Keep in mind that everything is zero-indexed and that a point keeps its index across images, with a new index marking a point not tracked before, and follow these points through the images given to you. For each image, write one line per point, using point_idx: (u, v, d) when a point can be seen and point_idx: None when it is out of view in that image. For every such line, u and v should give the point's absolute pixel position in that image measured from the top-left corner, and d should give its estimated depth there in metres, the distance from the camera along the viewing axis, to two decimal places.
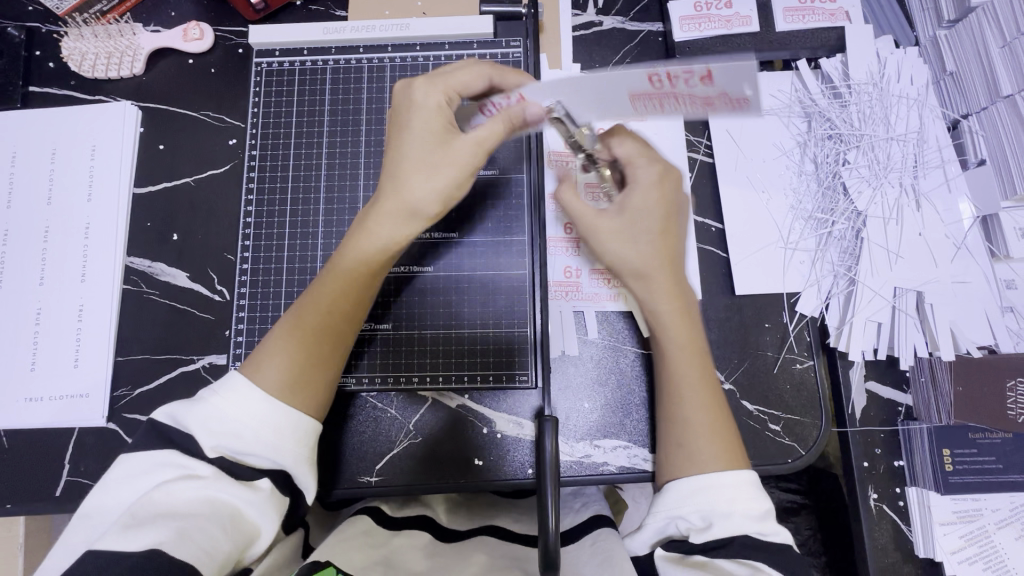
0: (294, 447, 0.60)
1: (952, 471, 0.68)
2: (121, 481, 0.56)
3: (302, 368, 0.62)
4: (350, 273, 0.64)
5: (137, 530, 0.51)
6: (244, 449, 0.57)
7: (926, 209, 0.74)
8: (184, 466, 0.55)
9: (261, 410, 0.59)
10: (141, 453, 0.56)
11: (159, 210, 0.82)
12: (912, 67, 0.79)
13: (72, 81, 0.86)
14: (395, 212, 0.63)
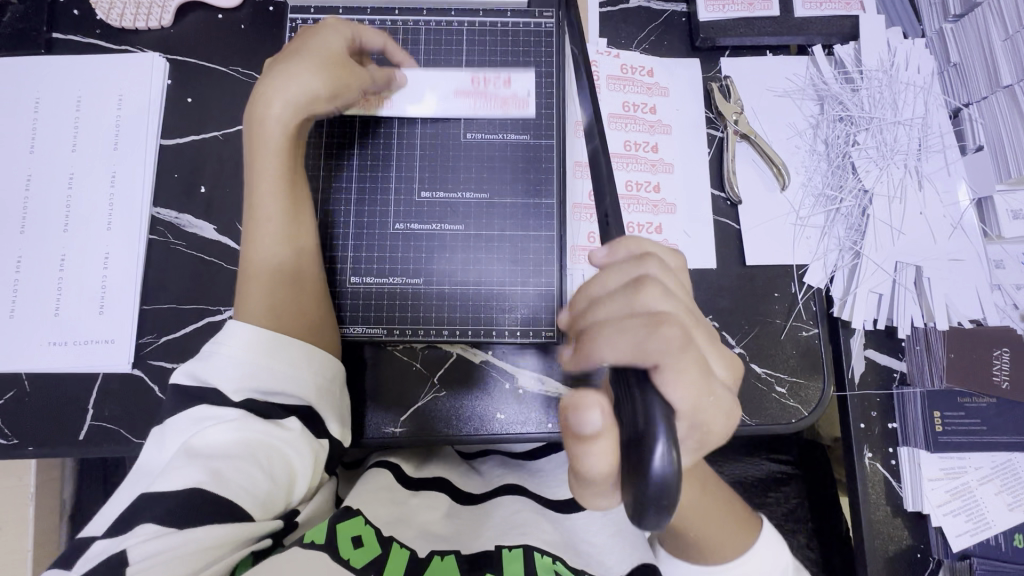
0: (314, 380, 0.62)
1: (941, 432, 0.74)
2: (156, 440, 0.56)
3: (271, 296, 0.67)
4: (273, 185, 0.69)
5: (179, 471, 0.52)
6: (266, 390, 0.59)
7: (927, 189, 0.80)
8: (209, 416, 0.56)
9: (293, 354, 0.61)
10: (167, 417, 0.57)
11: (186, 162, 0.82)
12: (918, 57, 0.83)
13: (97, 29, 0.85)
14: (298, 114, 0.68)
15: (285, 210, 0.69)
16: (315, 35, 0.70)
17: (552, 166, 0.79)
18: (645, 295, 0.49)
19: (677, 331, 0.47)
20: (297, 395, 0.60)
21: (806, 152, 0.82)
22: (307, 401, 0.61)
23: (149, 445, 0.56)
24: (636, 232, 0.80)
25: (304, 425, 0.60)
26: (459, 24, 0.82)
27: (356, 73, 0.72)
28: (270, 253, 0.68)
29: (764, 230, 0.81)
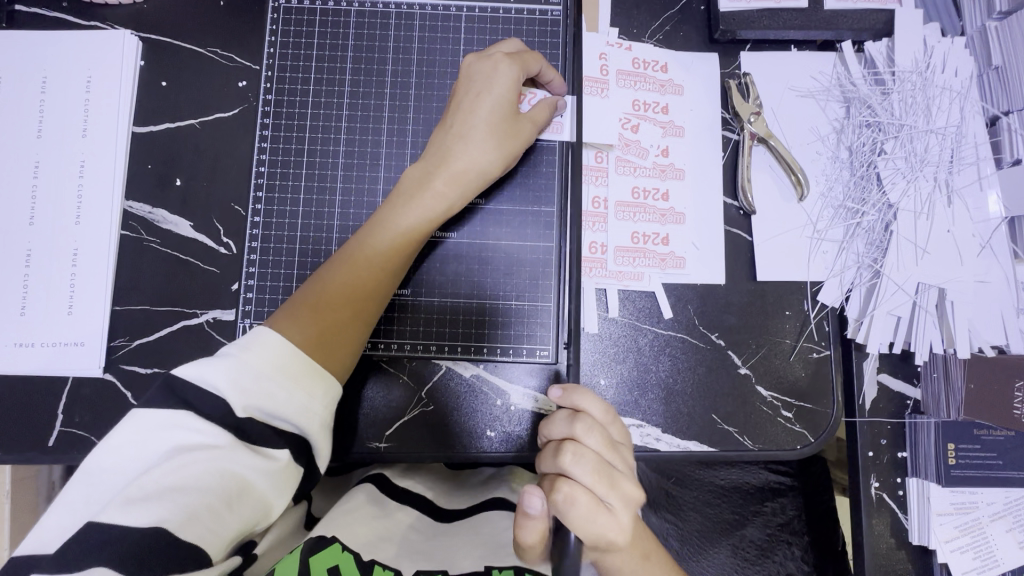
0: (321, 412, 0.57)
1: (955, 466, 0.70)
2: (129, 444, 0.51)
3: (336, 323, 0.62)
4: (411, 231, 0.65)
5: (144, 503, 0.48)
6: (273, 412, 0.55)
7: (957, 205, 0.74)
8: (199, 433, 0.52)
9: (301, 373, 0.56)
10: (151, 413, 0.52)
11: (159, 152, 0.77)
12: (956, 59, 0.76)
13: (64, 3, 0.78)
14: (467, 179, 0.66)
15: (386, 246, 0.64)
16: (495, 83, 0.66)
17: (553, 167, 0.74)
18: (559, 458, 0.51)
19: (569, 498, 0.49)
20: (298, 426, 0.56)
21: (828, 159, 0.77)
22: (308, 437, 0.56)
23: (116, 450, 0.51)
24: (642, 243, 0.75)
25: (297, 462, 0.56)
26: (457, 9, 0.76)
27: (521, 129, 0.68)
28: (358, 283, 0.63)
29: (777, 243, 0.75)
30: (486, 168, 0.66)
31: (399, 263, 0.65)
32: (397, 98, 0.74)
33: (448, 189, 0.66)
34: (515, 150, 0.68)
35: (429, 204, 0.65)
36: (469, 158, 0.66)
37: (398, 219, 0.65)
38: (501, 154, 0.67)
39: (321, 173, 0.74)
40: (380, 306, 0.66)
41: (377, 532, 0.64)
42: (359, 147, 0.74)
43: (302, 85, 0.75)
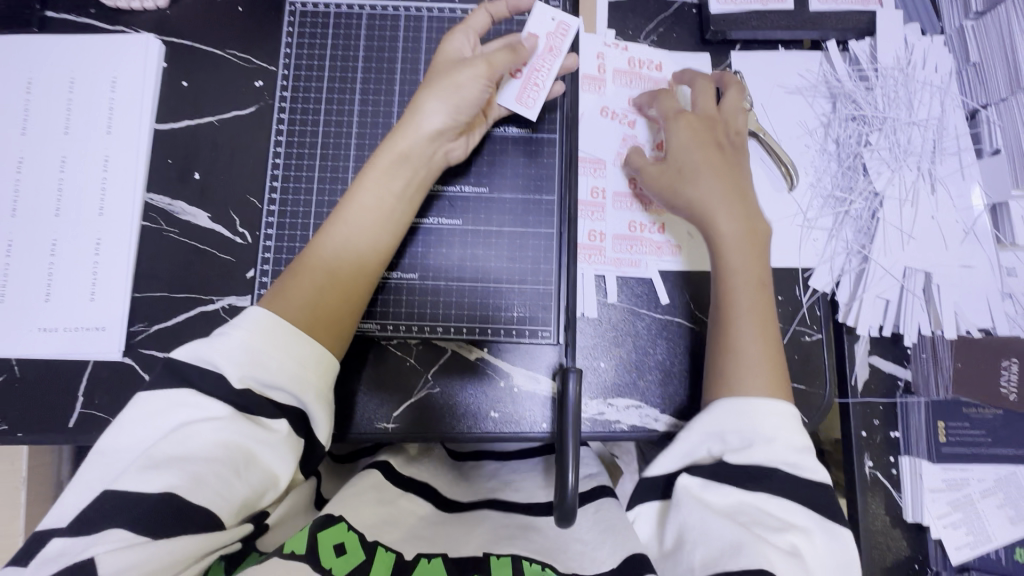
0: (315, 384, 0.60)
1: (945, 442, 0.73)
2: (138, 419, 0.55)
3: (312, 288, 0.63)
4: (377, 192, 0.67)
5: (154, 471, 0.51)
6: (268, 383, 0.57)
7: (940, 193, 0.77)
8: (200, 407, 0.55)
9: (288, 343, 0.59)
10: (157, 391, 0.56)
11: (179, 148, 0.81)
12: (936, 56, 0.80)
13: (93, 9, 0.83)
14: (430, 130, 0.67)
15: (349, 206, 0.67)
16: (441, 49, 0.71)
17: (553, 160, 0.78)
18: None
19: None
20: (295, 397, 0.58)
21: (816, 151, 0.80)
22: (303, 407, 0.59)
23: (129, 427, 0.55)
24: (639, 231, 0.79)
25: (296, 434, 0.59)
26: (463, 12, 0.80)
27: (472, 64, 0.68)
28: (328, 248, 0.65)
29: None
30: (440, 113, 0.67)
31: (370, 224, 0.67)
32: (406, 95, 0.79)
33: (400, 138, 0.67)
34: (468, 92, 0.66)
35: (389, 159, 0.67)
36: (418, 111, 0.67)
37: (363, 181, 0.67)
38: (452, 99, 0.66)
39: (333, 165, 0.77)
40: (358, 269, 0.66)
41: (381, 516, 0.66)
42: (369, 142, 0.78)
43: (315, 83, 0.79)
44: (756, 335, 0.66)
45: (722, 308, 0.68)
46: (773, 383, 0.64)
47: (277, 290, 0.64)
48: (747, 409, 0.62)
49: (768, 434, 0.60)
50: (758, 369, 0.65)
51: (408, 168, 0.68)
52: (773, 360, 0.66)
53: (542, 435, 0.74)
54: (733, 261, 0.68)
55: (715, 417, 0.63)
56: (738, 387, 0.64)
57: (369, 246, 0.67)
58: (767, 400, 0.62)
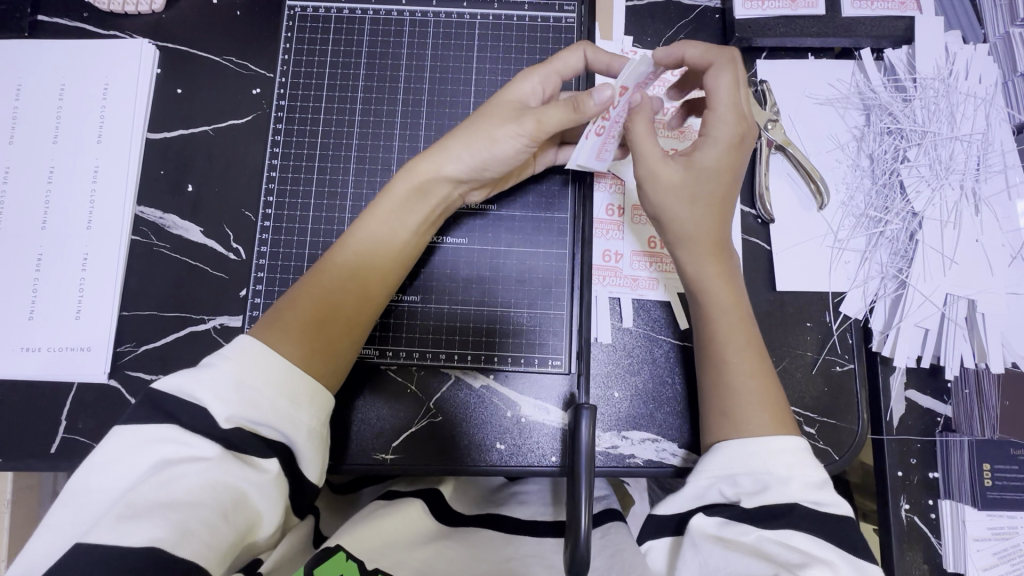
0: (307, 420, 0.55)
1: (990, 487, 0.67)
2: (115, 460, 0.50)
3: (311, 318, 0.59)
4: (392, 221, 0.63)
5: (135, 520, 0.45)
6: (259, 421, 0.53)
7: (985, 214, 0.71)
8: (186, 446, 0.50)
9: (280, 377, 0.54)
10: (137, 428, 0.51)
11: (172, 158, 0.77)
12: (980, 65, 0.75)
13: (85, 13, 0.79)
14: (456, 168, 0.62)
15: (359, 236, 0.63)
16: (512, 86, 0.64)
17: (567, 175, 0.73)
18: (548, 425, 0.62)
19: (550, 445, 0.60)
20: (285, 435, 0.54)
21: (848, 167, 0.74)
22: (292, 446, 0.54)
23: (104, 466, 0.50)
24: (658, 248, 0.73)
25: (284, 472, 0.54)
26: (471, 17, 0.76)
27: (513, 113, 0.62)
28: (331, 277, 0.61)
29: (797, 252, 0.73)
30: (466, 161, 0.62)
31: (381, 257, 0.63)
32: (410, 105, 0.74)
33: (421, 174, 0.62)
34: (501, 151, 0.61)
35: (405, 184, 0.63)
36: (443, 150, 0.62)
37: (377, 209, 0.63)
38: (484, 153, 0.61)
39: (332, 179, 0.73)
40: (361, 303, 0.62)
41: (384, 537, 0.59)
42: (371, 154, 0.73)
43: (315, 92, 0.75)
44: (741, 361, 0.61)
45: (705, 337, 0.62)
46: (774, 420, 0.58)
47: (272, 315, 0.59)
48: (754, 447, 0.56)
49: (788, 472, 0.54)
50: (755, 405, 0.58)
51: (425, 205, 0.64)
52: (770, 395, 0.59)
53: (551, 469, 0.69)
54: (715, 298, 0.62)
55: (722, 458, 0.57)
56: (735, 425, 0.58)
57: (377, 280, 0.63)
58: (771, 436, 0.56)
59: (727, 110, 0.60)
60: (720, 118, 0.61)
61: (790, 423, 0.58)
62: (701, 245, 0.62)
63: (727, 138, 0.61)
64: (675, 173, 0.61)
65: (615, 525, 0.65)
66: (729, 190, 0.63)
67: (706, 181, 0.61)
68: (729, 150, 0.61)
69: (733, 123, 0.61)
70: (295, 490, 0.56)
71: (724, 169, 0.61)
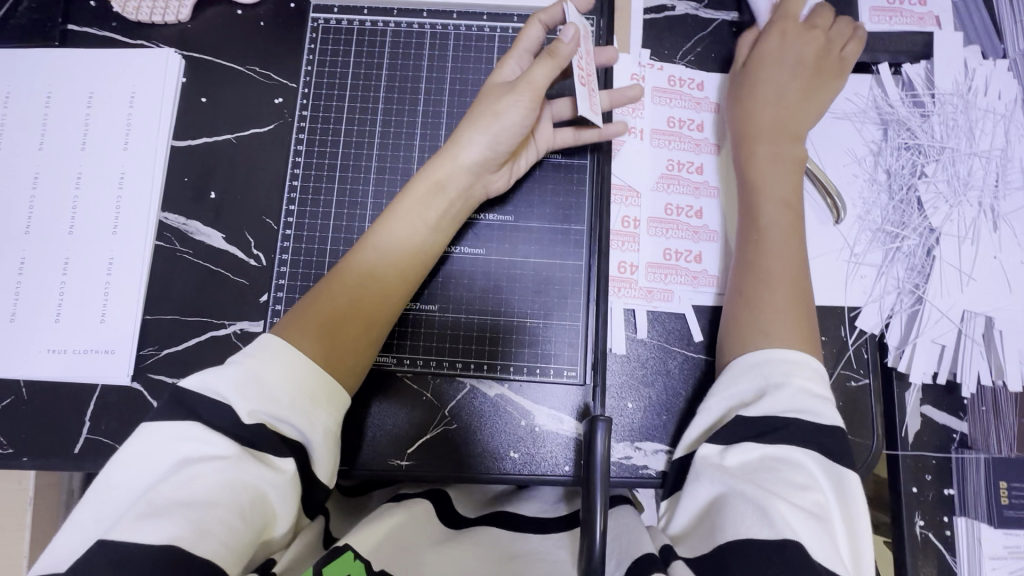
0: (324, 419, 0.55)
1: (1007, 505, 0.69)
2: (138, 459, 0.50)
3: (332, 314, 0.60)
4: (413, 222, 0.64)
5: (155, 519, 0.46)
6: (279, 417, 0.53)
7: (1003, 230, 0.71)
8: (206, 445, 0.50)
9: (301, 375, 0.55)
10: (161, 425, 0.52)
11: (196, 166, 0.78)
12: (1000, 81, 0.75)
13: (114, 23, 0.81)
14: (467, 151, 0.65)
15: (379, 233, 0.64)
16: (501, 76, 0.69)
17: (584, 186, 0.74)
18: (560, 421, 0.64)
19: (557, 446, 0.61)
20: (302, 434, 0.54)
21: (866, 182, 0.74)
22: (309, 445, 0.55)
23: (126, 467, 0.50)
24: (673, 260, 0.74)
25: (300, 473, 0.54)
26: (491, 29, 0.77)
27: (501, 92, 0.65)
28: (356, 275, 0.62)
29: (813, 266, 0.73)
30: (479, 140, 0.64)
31: (401, 256, 0.64)
32: (429, 116, 0.75)
33: (440, 172, 0.65)
34: (508, 120, 0.63)
35: (436, 172, 0.65)
36: (459, 140, 0.65)
37: (401, 211, 0.64)
38: (493, 127, 0.63)
39: (352, 188, 0.74)
40: (381, 301, 0.62)
41: (393, 533, 0.59)
42: (390, 163, 0.74)
43: (337, 101, 0.76)
44: (785, 294, 0.62)
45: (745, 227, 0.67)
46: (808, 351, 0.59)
47: (294, 314, 0.61)
48: (796, 401, 0.54)
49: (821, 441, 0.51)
50: (790, 325, 0.60)
51: (441, 200, 0.65)
52: (801, 322, 0.61)
53: (564, 478, 0.69)
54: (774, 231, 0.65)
55: (762, 418, 0.54)
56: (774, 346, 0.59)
57: (394, 279, 0.63)
58: (816, 386, 0.56)
59: (806, 58, 0.71)
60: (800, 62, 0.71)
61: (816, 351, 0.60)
62: (771, 156, 0.68)
63: (803, 74, 0.71)
64: (766, 113, 0.70)
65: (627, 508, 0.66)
66: (804, 119, 0.70)
67: (786, 107, 0.70)
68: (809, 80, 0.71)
69: (811, 70, 0.71)
70: (309, 492, 0.56)
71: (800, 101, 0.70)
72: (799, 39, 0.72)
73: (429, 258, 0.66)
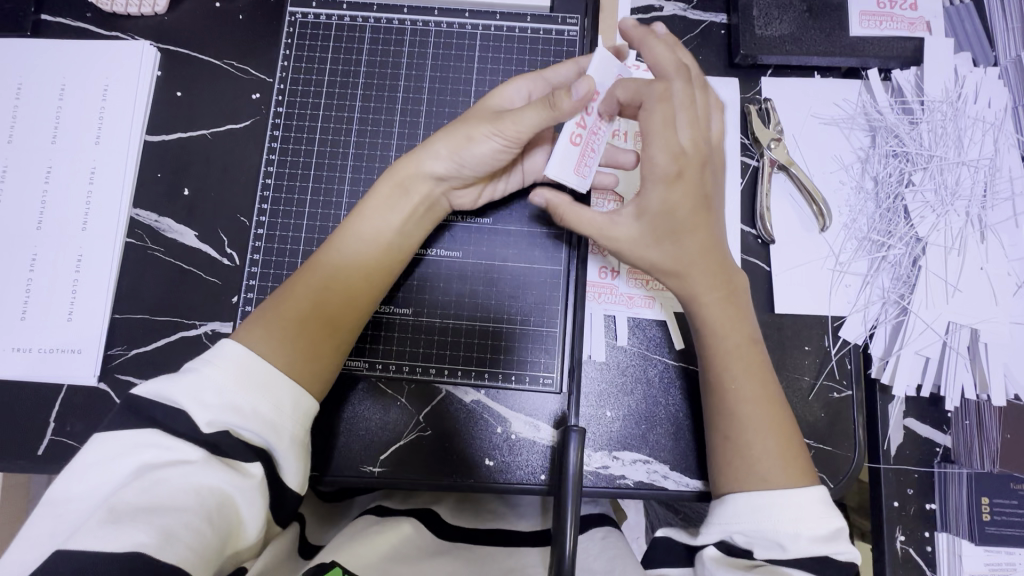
0: (289, 428, 0.53)
1: (989, 522, 0.67)
2: (95, 465, 0.49)
3: (293, 318, 0.58)
4: (380, 222, 0.62)
5: (117, 527, 0.44)
6: (242, 426, 0.51)
7: (990, 241, 0.70)
8: (169, 450, 0.49)
9: (264, 383, 0.53)
10: (118, 433, 0.50)
11: (170, 162, 0.77)
12: (990, 89, 0.73)
13: (87, 13, 0.79)
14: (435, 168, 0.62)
15: (338, 243, 0.62)
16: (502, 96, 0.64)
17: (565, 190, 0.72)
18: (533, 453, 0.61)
19: None
20: (265, 441, 0.52)
21: (852, 190, 0.73)
22: (273, 451, 0.53)
23: (82, 475, 0.49)
24: None
25: (266, 478, 0.53)
26: (473, 27, 0.75)
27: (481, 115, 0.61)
28: (322, 278, 0.60)
29: (797, 274, 0.71)
30: (444, 158, 0.61)
31: (372, 255, 0.62)
32: (408, 115, 0.73)
33: (404, 179, 0.62)
34: (479, 149, 0.60)
35: (399, 177, 0.62)
36: (424, 150, 0.62)
37: (365, 216, 0.62)
38: (462, 151, 0.61)
39: (327, 188, 0.72)
40: (348, 301, 0.61)
41: (380, 552, 0.58)
42: (367, 163, 0.73)
43: (314, 98, 0.74)
44: (739, 384, 0.59)
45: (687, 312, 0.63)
46: (783, 454, 0.57)
47: (257, 317, 0.58)
48: (767, 498, 0.55)
49: (794, 526, 0.53)
50: (761, 425, 0.58)
51: (406, 203, 0.63)
52: (776, 417, 0.59)
53: (539, 488, 0.68)
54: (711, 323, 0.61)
55: (730, 509, 0.56)
56: (751, 466, 0.57)
57: (359, 281, 0.61)
58: (795, 487, 0.55)
59: (683, 126, 0.59)
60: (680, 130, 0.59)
61: (800, 457, 0.58)
62: (665, 270, 0.62)
63: (666, 174, 0.59)
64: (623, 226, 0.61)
65: (612, 531, 0.68)
66: (688, 207, 0.60)
67: (654, 218, 0.60)
68: (670, 187, 0.59)
69: (688, 129, 0.59)
70: (278, 498, 0.54)
71: (677, 202, 0.60)
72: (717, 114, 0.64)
73: (398, 257, 0.64)
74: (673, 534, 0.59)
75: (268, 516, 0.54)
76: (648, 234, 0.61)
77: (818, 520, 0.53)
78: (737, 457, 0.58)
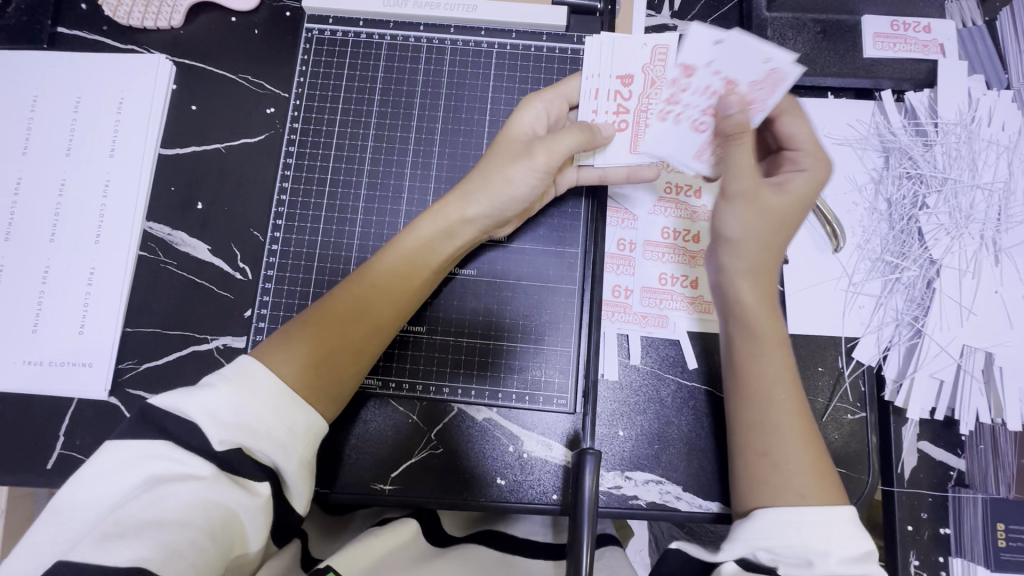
0: (302, 447, 0.52)
1: (1005, 548, 0.66)
2: (102, 474, 0.47)
3: (319, 345, 0.57)
4: (426, 243, 0.63)
5: (123, 541, 0.42)
6: (253, 444, 0.50)
7: (1005, 264, 0.70)
8: (179, 462, 0.47)
9: (278, 402, 0.51)
10: (126, 442, 0.48)
11: (183, 175, 0.77)
12: (1004, 112, 0.74)
13: (104, 26, 0.80)
14: (456, 209, 0.63)
15: (379, 267, 0.62)
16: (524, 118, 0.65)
17: (579, 206, 0.72)
18: None
19: None
20: (274, 461, 0.51)
21: (866, 210, 0.73)
22: (281, 472, 0.51)
23: (90, 481, 0.47)
24: (669, 285, 0.72)
25: (272, 495, 0.51)
26: (488, 45, 0.75)
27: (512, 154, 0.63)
28: (360, 301, 0.60)
29: (810, 294, 0.71)
30: (486, 205, 0.63)
31: (421, 280, 0.63)
32: (423, 131, 0.74)
33: (450, 222, 0.63)
34: (515, 189, 0.62)
35: (451, 212, 0.63)
36: (465, 197, 0.63)
37: (411, 238, 0.63)
38: (501, 195, 0.62)
39: (342, 204, 0.72)
40: (379, 327, 0.61)
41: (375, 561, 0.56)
42: (382, 178, 0.73)
43: (329, 114, 0.74)
44: (786, 398, 0.59)
45: (742, 311, 0.63)
46: (817, 474, 0.56)
47: (278, 336, 0.58)
48: (792, 515, 0.54)
49: (824, 544, 0.52)
50: (791, 441, 0.58)
51: (449, 245, 0.64)
52: (807, 436, 0.58)
53: (552, 507, 0.67)
54: (771, 362, 0.61)
55: (757, 526, 0.54)
56: (787, 483, 0.56)
57: (387, 312, 0.62)
58: (822, 505, 0.54)
59: (811, 147, 0.62)
60: (802, 157, 0.63)
61: (823, 468, 0.57)
62: (750, 265, 0.62)
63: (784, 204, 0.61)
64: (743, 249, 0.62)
65: (610, 548, 0.69)
66: (795, 219, 0.62)
67: (770, 212, 0.61)
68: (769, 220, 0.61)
69: (819, 158, 0.62)
70: (283, 515, 0.53)
71: (792, 209, 0.62)
72: (797, 120, 0.62)
73: (423, 294, 0.65)
74: (687, 547, 0.55)
75: (271, 534, 0.52)
76: (755, 221, 0.61)
77: (849, 541, 0.52)
78: (762, 470, 0.57)
